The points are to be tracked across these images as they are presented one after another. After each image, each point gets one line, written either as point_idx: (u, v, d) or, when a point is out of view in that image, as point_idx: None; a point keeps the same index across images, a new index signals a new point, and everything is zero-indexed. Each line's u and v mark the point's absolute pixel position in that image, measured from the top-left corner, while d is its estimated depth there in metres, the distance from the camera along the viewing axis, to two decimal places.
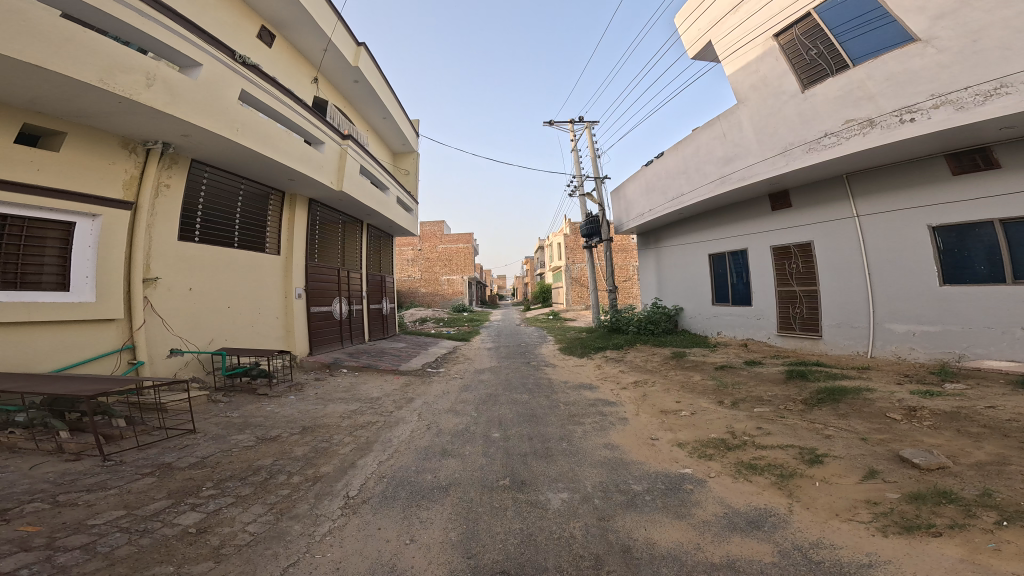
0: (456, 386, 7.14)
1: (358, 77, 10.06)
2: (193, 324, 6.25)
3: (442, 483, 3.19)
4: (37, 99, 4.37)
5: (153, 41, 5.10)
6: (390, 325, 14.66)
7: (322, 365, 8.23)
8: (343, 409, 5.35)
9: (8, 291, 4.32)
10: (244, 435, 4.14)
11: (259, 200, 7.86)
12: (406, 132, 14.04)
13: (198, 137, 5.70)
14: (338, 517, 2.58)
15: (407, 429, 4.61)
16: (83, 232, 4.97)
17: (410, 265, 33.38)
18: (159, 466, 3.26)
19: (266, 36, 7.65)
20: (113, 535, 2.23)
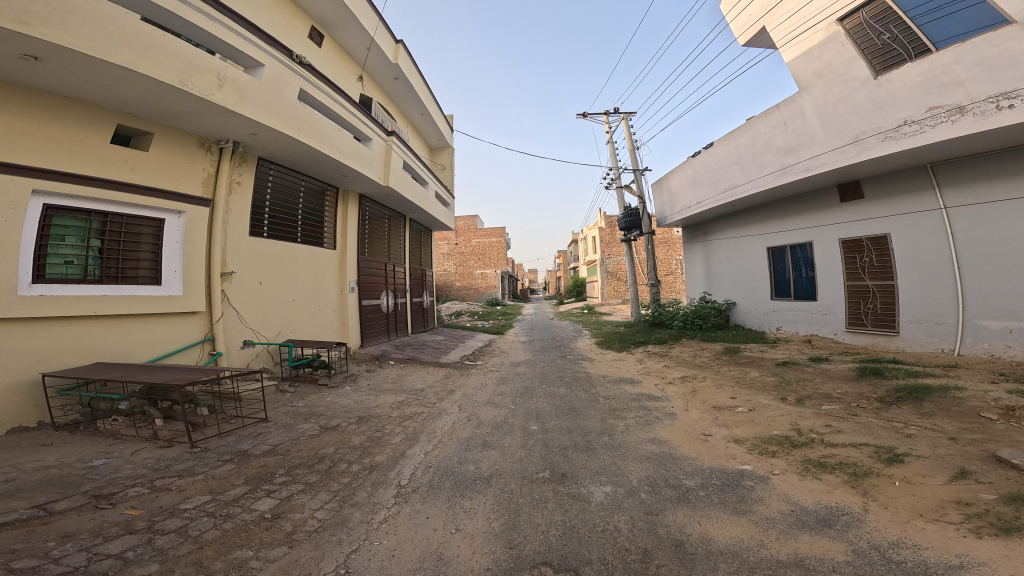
0: (494, 379, 7.27)
1: (398, 74, 10.28)
2: (262, 316, 6.76)
3: (485, 473, 3.29)
4: (129, 100, 4.79)
5: (217, 41, 5.47)
6: (430, 317, 15.08)
7: (372, 357, 8.63)
8: (392, 400, 5.62)
9: (112, 284, 4.87)
10: (309, 424, 4.46)
11: (316, 198, 8.30)
12: (441, 127, 14.26)
13: (264, 135, 6.11)
14: (393, 505, 2.73)
15: (449, 421, 4.76)
16: (170, 229, 5.49)
17: (445, 259, 33.99)
18: (237, 454, 3.58)
19: (316, 36, 7.99)
20: (202, 519, 2.49)
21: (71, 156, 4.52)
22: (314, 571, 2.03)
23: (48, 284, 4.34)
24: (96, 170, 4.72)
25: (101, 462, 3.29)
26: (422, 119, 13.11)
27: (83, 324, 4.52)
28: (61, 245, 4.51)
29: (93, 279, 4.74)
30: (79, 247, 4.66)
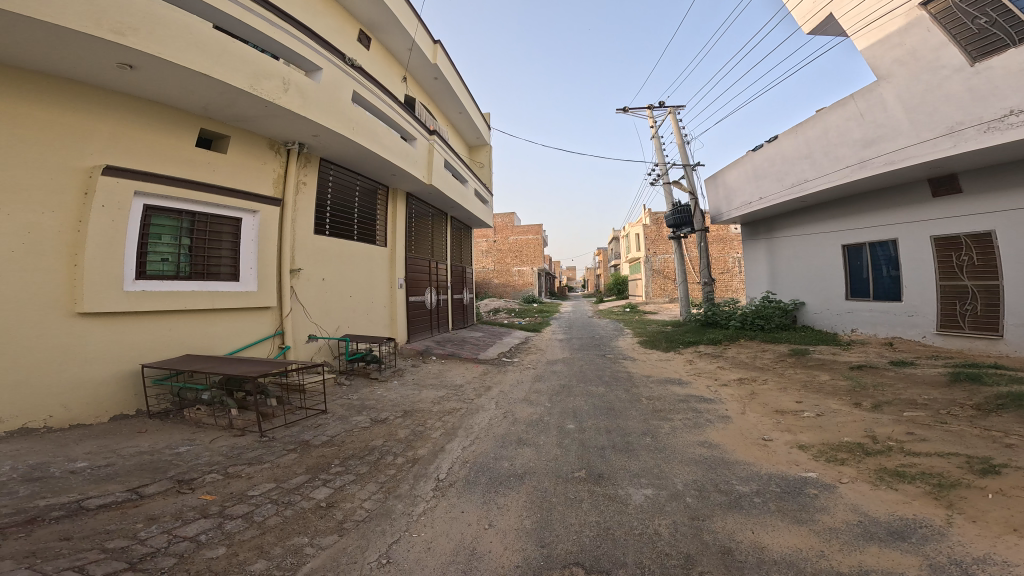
0: (532, 376, 7.35)
1: (437, 73, 10.50)
2: (324, 311, 7.18)
3: (519, 471, 3.35)
4: (208, 105, 5.20)
5: (279, 46, 5.81)
6: (469, 314, 15.35)
7: (416, 352, 8.93)
8: (434, 395, 5.81)
9: (199, 280, 5.30)
10: (362, 417, 4.71)
11: (370, 198, 8.67)
12: (479, 125, 14.41)
13: (324, 136, 6.46)
14: (431, 498, 2.85)
15: (486, 417, 4.87)
16: (248, 228, 5.92)
17: (483, 256, 34.38)
18: (299, 444, 3.84)
19: (364, 39, 8.29)
20: (265, 506, 2.71)
21: (163, 160, 4.98)
22: (359, 559, 2.15)
23: (146, 280, 4.78)
24: (184, 173, 5.18)
25: (185, 448, 3.64)
26: (460, 117, 13.33)
27: (174, 318, 4.95)
28: (156, 244, 4.95)
29: (182, 276, 5.16)
30: (172, 245, 5.09)
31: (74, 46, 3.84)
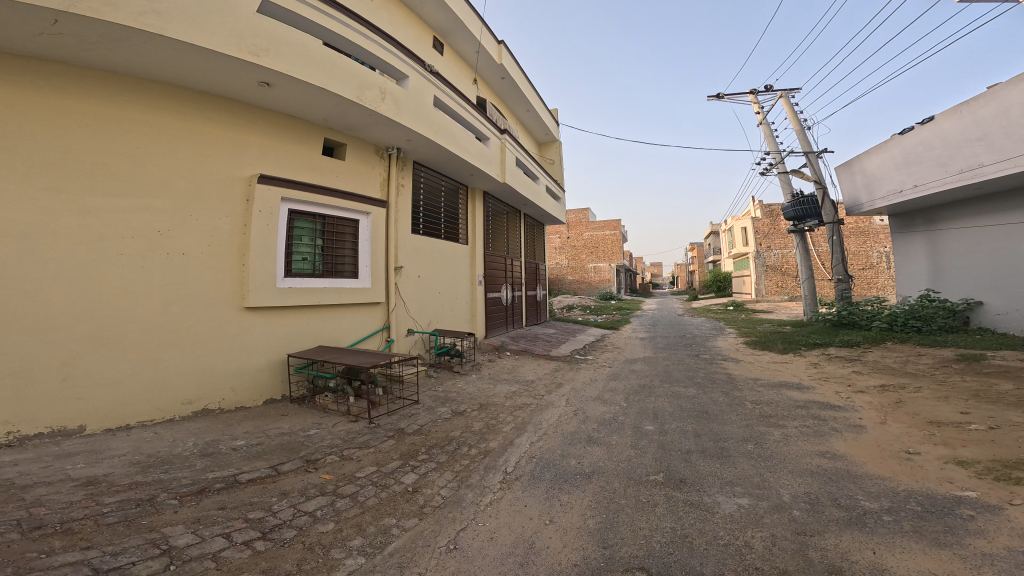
0: (605, 375, 7.25)
1: (504, 73, 10.68)
2: (420, 306, 7.71)
3: (587, 469, 3.37)
4: (328, 115, 5.76)
5: (375, 58, 6.26)
6: (543, 311, 15.52)
7: (494, 347, 9.25)
8: (506, 389, 6.02)
9: (330, 278, 5.96)
10: (445, 408, 5.06)
11: (453, 197, 9.11)
12: (547, 121, 14.42)
13: (418, 139, 6.89)
14: (498, 489, 3.01)
15: (555, 414, 4.95)
16: (364, 229, 6.51)
17: (557, 253, 34.15)
18: (396, 431, 4.24)
19: (438, 47, 8.65)
20: (368, 487, 3.05)
21: (300, 168, 5.68)
22: (431, 543, 2.35)
23: (293, 279, 5.50)
24: (314, 179, 5.86)
25: (313, 432, 4.17)
26: (528, 116, 13.52)
27: (308, 312, 5.63)
28: (298, 245, 5.64)
29: (318, 273, 5.84)
30: (310, 246, 5.78)
31: (228, 68, 4.43)
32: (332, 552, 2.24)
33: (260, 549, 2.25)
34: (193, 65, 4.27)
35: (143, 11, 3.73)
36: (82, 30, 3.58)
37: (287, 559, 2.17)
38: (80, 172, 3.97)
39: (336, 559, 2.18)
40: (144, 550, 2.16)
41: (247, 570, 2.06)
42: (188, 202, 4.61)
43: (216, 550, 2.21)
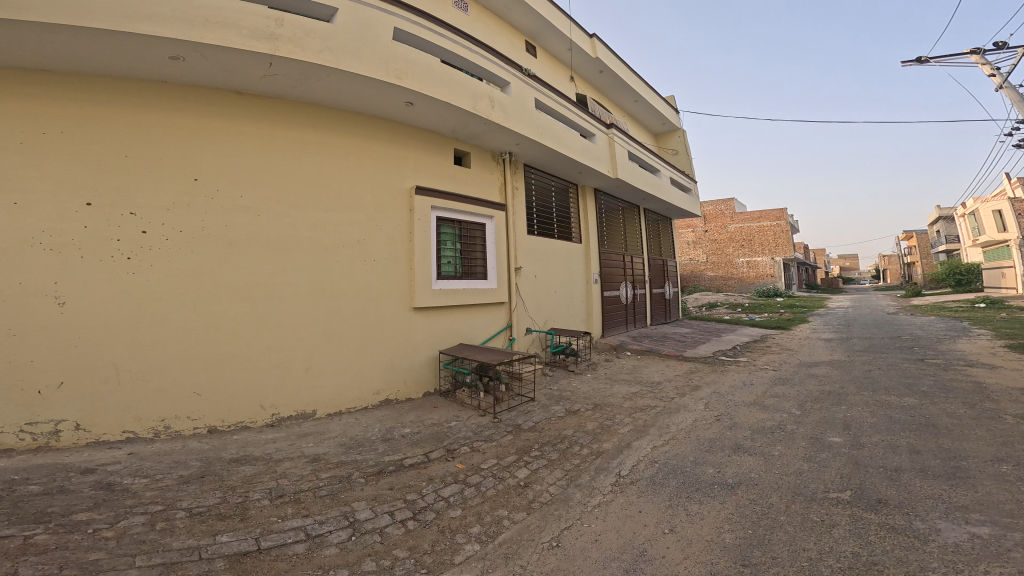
0: (766, 380, 6.20)
1: (602, 67, 10.19)
2: (538, 306, 7.37)
3: (729, 480, 2.95)
4: (455, 127, 5.53)
5: (478, 68, 5.67)
6: (674, 310, 14.42)
7: (611, 347, 8.80)
8: (626, 390, 5.67)
9: (467, 279, 5.88)
10: (558, 406, 4.89)
11: (563, 197, 8.63)
12: (661, 109, 13.40)
13: (526, 143, 6.28)
14: (609, 491, 2.83)
15: (690, 418, 4.48)
16: (490, 231, 6.29)
17: (693, 248, 29.96)
18: (515, 427, 4.19)
19: (530, 50, 8.51)
20: (488, 479, 3.04)
21: (443, 177, 5.69)
22: (535, 538, 2.32)
23: (443, 281, 5.55)
24: (450, 187, 5.78)
25: (454, 424, 4.23)
26: (635, 106, 12.76)
27: (451, 316, 5.59)
28: (444, 249, 5.65)
29: (459, 275, 5.81)
30: (454, 250, 5.76)
31: (376, 92, 4.49)
32: (455, 537, 2.34)
33: (409, 529, 2.40)
34: (358, 93, 4.46)
35: (321, 48, 3.95)
36: (291, 69, 3.93)
37: (423, 540, 2.29)
38: (302, 194, 4.44)
39: (458, 544, 2.27)
40: (339, 520, 2.45)
41: (398, 546, 2.23)
42: (373, 212, 4.92)
43: (379, 526, 2.42)
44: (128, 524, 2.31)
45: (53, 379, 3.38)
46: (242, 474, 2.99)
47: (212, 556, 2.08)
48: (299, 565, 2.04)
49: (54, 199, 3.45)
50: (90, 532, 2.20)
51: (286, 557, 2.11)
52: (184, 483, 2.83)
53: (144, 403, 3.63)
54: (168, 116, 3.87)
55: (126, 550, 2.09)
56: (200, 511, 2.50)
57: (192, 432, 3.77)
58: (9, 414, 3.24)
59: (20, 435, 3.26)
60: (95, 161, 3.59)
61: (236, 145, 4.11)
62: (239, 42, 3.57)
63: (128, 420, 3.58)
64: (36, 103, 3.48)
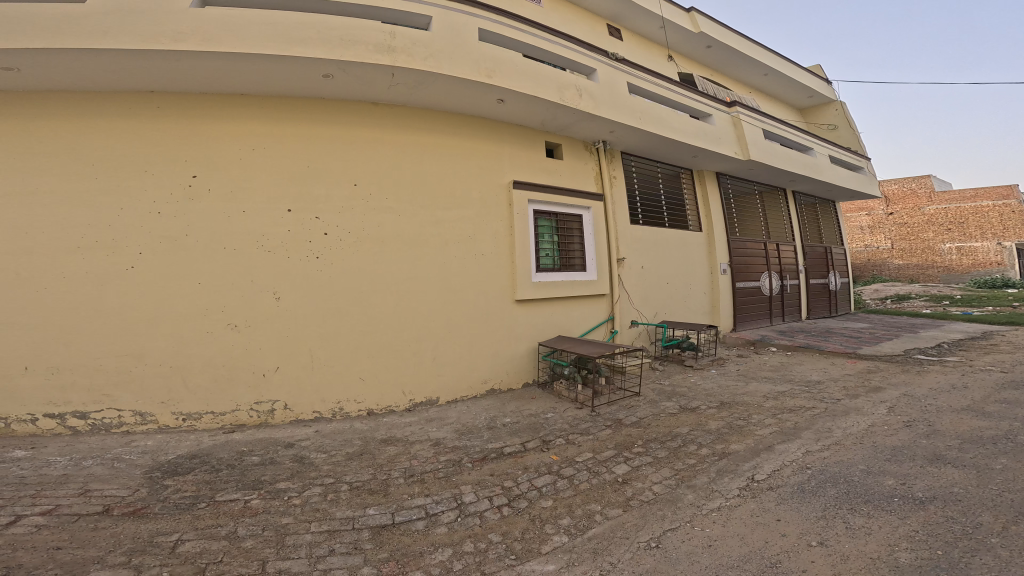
0: (989, 383, 4.62)
1: (710, 40, 9.18)
2: (646, 298, 6.86)
3: (916, 495, 2.25)
4: (544, 120, 5.41)
5: (563, 59, 5.52)
6: (837, 303, 11.96)
7: (746, 342, 7.74)
8: (769, 389, 4.82)
9: (565, 271, 5.68)
10: (671, 403, 4.38)
11: (672, 181, 7.89)
12: (801, 79, 11.52)
13: (621, 129, 5.95)
14: (734, 496, 2.40)
15: (864, 422, 3.57)
16: (587, 222, 6.00)
17: (869, 234, 23.42)
18: (615, 422, 3.84)
19: (615, 33, 8.09)
20: (581, 472, 2.85)
21: (541, 170, 5.61)
22: (631, 536, 2.08)
23: (542, 274, 5.43)
24: (545, 180, 5.64)
25: (548, 415, 4.10)
26: (765, 80, 11.22)
27: (550, 310, 5.47)
28: (541, 242, 5.54)
29: (557, 267, 5.65)
30: (551, 243, 5.62)
31: (471, 94, 4.53)
32: (545, 527, 2.24)
33: (504, 515, 2.38)
34: (453, 98, 4.59)
35: (427, 54, 4.05)
36: (410, 76, 4.06)
37: (514, 527, 2.25)
38: (425, 195, 4.63)
39: (547, 534, 2.17)
40: (449, 502, 2.55)
41: (493, 531, 2.23)
42: (483, 207, 5.00)
43: (479, 510, 2.45)
44: (310, 493, 2.72)
45: (271, 364, 3.97)
46: (388, 452, 3.30)
47: (361, 527, 2.34)
48: (415, 541, 2.17)
49: (264, 208, 4.02)
50: (286, 499, 2.66)
51: (410, 531, 2.27)
52: (349, 459, 3.21)
53: (326, 387, 4.11)
54: (334, 128, 4.28)
55: (305, 517, 2.47)
56: (359, 484, 2.82)
57: (358, 413, 4.18)
58: (245, 393, 3.91)
59: (251, 411, 3.92)
60: (290, 169, 4.10)
61: (383, 151, 4.44)
62: (365, 55, 3.77)
63: (317, 402, 4.08)
64: (245, 122, 4.03)
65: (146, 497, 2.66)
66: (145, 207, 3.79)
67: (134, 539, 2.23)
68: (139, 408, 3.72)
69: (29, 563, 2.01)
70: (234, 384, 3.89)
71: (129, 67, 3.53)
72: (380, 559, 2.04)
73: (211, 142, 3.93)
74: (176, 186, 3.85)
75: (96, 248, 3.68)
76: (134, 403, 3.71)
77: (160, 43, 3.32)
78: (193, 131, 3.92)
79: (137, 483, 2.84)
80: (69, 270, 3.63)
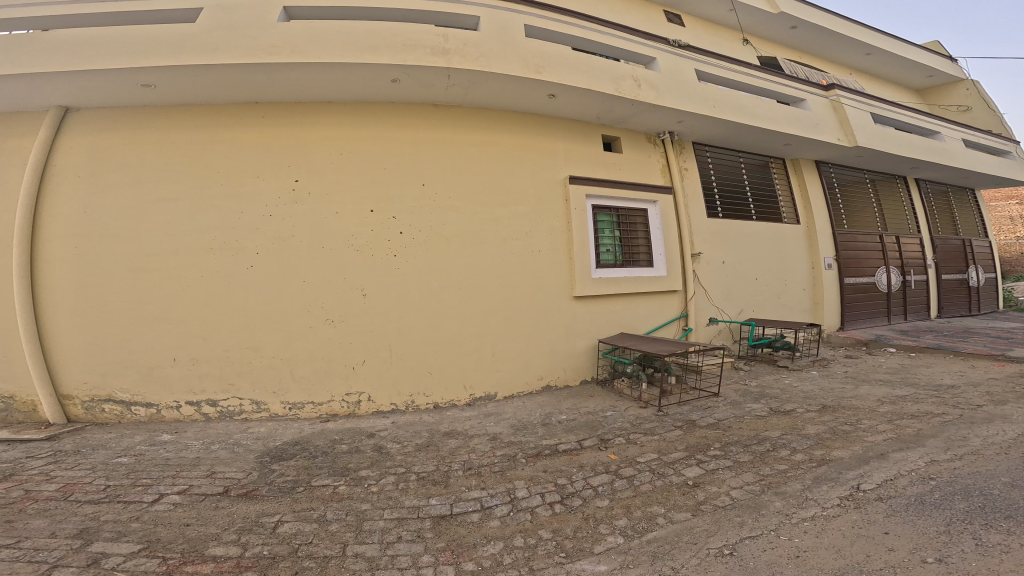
0: None
1: (795, 21, 8.38)
2: (728, 294, 6.32)
3: None
4: (601, 113, 5.30)
5: (619, 50, 5.41)
6: (978, 300, 9.99)
7: (857, 342, 6.76)
8: (885, 393, 4.12)
9: (628, 267, 5.45)
10: (759, 405, 3.93)
11: (756, 170, 7.22)
12: (913, 56, 10.07)
13: (691, 118, 5.61)
14: (833, 506, 2.07)
15: (1016, 431, 2.89)
16: (652, 216, 5.72)
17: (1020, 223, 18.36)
18: (687, 422, 3.54)
19: (676, 20, 7.73)
20: (644, 473, 2.65)
21: (602, 164, 5.49)
22: (700, 541, 1.88)
23: (602, 270, 5.27)
24: (605, 175, 5.50)
25: (609, 414, 3.91)
26: (866, 60, 9.95)
27: (615, 307, 5.27)
28: (601, 238, 5.39)
29: (619, 263, 5.43)
30: (612, 238, 5.44)
31: (522, 91, 4.60)
32: (599, 526, 2.11)
33: (556, 512, 2.29)
34: (505, 95, 4.67)
35: (476, 54, 4.20)
36: (464, 76, 4.24)
37: (566, 524, 2.15)
38: (485, 195, 4.76)
39: (601, 534, 2.04)
40: (503, 496, 2.52)
41: (544, 527, 2.16)
42: (542, 202, 5.02)
43: (531, 506, 2.38)
44: (385, 482, 2.86)
45: (358, 358, 4.28)
46: (450, 445, 3.36)
47: (424, 516, 2.39)
48: (468, 534, 2.16)
49: (351, 209, 4.35)
50: (365, 487, 2.81)
51: (466, 523, 2.27)
52: (416, 450, 3.33)
53: (403, 380, 4.35)
54: (404, 132, 4.57)
55: (380, 504, 2.59)
56: (423, 475, 2.91)
57: (426, 406, 4.37)
58: (337, 385, 4.25)
59: (342, 402, 4.24)
60: (369, 174, 4.42)
61: (450, 154, 4.67)
62: (425, 58, 4.01)
63: (392, 394, 4.32)
64: (331, 131, 4.41)
65: (256, 480, 2.99)
66: (259, 210, 4.24)
67: (244, 519, 2.50)
68: (256, 398, 4.18)
69: (165, 537, 2.34)
70: (329, 376, 4.24)
71: (237, 83, 4.02)
72: (438, 549, 2.07)
73: (305, 148, 4.34)
74: (282, 191, 4.28)
75: (224, 249, 4.18)
76: (252, 392, 4.18)
77: (257, 58, 3.73)
78: (292, 137, 4.34)
79: (251, 466, 3.21)
80: (193, 273, 4.15)
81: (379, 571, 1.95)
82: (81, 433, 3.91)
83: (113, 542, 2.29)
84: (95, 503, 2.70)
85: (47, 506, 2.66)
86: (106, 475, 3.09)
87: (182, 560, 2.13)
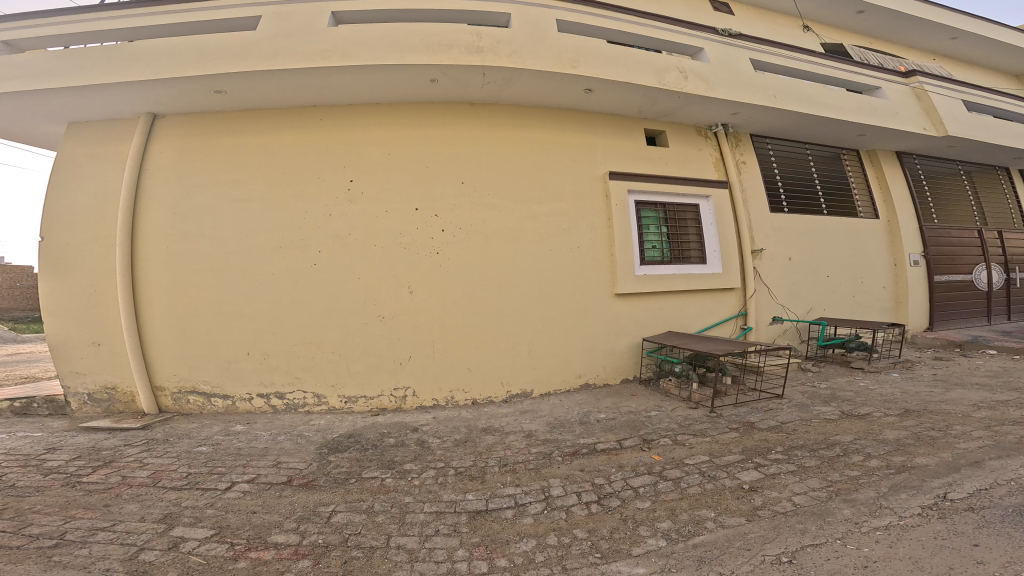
0: None
1: (862, 5, 7.75)
2: (795, 292, 5.86)
3: None
4: (642, 107, 5.19)
5: (661, 41, 5.30)
6: None
7: (950, 344, 6.00)
8: (984, 397, 3.60)
9: (677, 264, 5.25)
10: (829, 408, 3.58)
11: (826, 161, 6.68)
12: (1010, 40, 8.95)
13: (746, 109, 5.34)
14: (914, 516, 1.83)
15: None
16: (705, 212, 5.48)
17: None
18: (744, 424, 3.31)
19: (724, 8, 7.44)
20: (692, 476, 2.49)
21: (647, 159, 5.36)
22: (753, 548, 1.73)
23: (648, 266, 5.11)
24: (652, 170, 5.36)
25: (653, 414, 3.74)
26: (951, 45, 8.98)
27: (664, 304, 5.08)
28: (647, 234, 5.24)
29: (667, 260, 5.25)
30: (659, 234, 5.26)
31: (560, 87, 4.63)
32: (639, 528, 2.01)
33: (592, 512, 2.21)
34: (543, 91, 4.72)
35: (510, 51, 4.29)
36: (500, 75, 4.34)
37: (602, 525, 2.07)
38: (526, 194, 4.80)
39: (640, 536, 1.95)
40: (536, 493, 2.49)
41: (579, 527, 2.09)
42: (584, 199, 4.98)
43: (566, 504, 2.32)
44: (426, 475, 2.92)
45: (406, 353, 4.45)
46: (487, 441, 3.38)
47: (460, 511, 2.41)
48: (502, 530, 2.15)
49: (398, 210, 4.56)
50: (408, 480, 2.88)
51: (501, 519, 2.26)
52: (456, 446, 3.37)
53: (447, 376, 4.46)
54: (446, 134, 4.74)
55: (421, 497, 2.65)
56: (459, 470, 2.93)
57: (465, 402, 4.44)
58: (387, 381, 4.43)
59: (392, 397, 4.42)
60: (416, 177, 4.63)
61: (492, 154, 4.79)
62: (461, 57, 4.16)
63: (435, 390, 4.44)
64: (382, 136, 4.67)
65: (315, 471, 3.17)
66: (317, 215, 4.56)
67: (303, 508, 2.65)
68: (317, 391, 4.46)
69: (234, 523, 2.53)
70: (380, 372, 4.44)
71: (295, 87, 4.40)
72: (472, 544, 2.07)
73: (358, 151, 4.64)
74: (339, 192, 4.58)
75: (288, 249, 4.54)
76: (313, 386, 4.47)
77: (310, 62, 4.06)
78: (345, 141, 4.66)
79: (311, 457, 3.41)
80: (260, 274, 4.53)
81: (417, 563, 1.98)
82: (169, 422, 4.37)
83: (191, 527, 2.51)
84: (179, 490, 3.00)
85: (140, 492, 2.98)
86: (188, 463, 3.41)
87: (248, 545, 2.29)
